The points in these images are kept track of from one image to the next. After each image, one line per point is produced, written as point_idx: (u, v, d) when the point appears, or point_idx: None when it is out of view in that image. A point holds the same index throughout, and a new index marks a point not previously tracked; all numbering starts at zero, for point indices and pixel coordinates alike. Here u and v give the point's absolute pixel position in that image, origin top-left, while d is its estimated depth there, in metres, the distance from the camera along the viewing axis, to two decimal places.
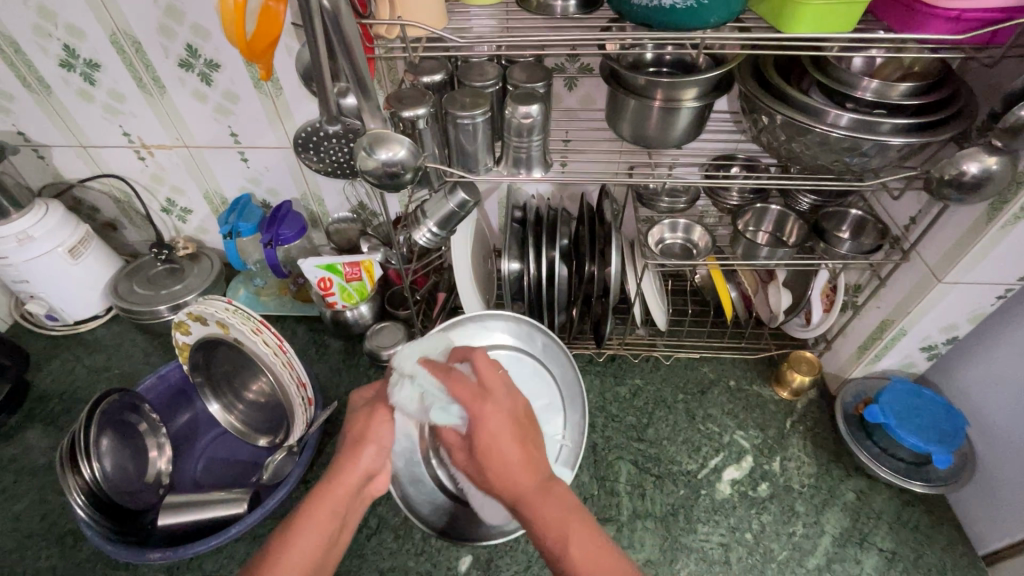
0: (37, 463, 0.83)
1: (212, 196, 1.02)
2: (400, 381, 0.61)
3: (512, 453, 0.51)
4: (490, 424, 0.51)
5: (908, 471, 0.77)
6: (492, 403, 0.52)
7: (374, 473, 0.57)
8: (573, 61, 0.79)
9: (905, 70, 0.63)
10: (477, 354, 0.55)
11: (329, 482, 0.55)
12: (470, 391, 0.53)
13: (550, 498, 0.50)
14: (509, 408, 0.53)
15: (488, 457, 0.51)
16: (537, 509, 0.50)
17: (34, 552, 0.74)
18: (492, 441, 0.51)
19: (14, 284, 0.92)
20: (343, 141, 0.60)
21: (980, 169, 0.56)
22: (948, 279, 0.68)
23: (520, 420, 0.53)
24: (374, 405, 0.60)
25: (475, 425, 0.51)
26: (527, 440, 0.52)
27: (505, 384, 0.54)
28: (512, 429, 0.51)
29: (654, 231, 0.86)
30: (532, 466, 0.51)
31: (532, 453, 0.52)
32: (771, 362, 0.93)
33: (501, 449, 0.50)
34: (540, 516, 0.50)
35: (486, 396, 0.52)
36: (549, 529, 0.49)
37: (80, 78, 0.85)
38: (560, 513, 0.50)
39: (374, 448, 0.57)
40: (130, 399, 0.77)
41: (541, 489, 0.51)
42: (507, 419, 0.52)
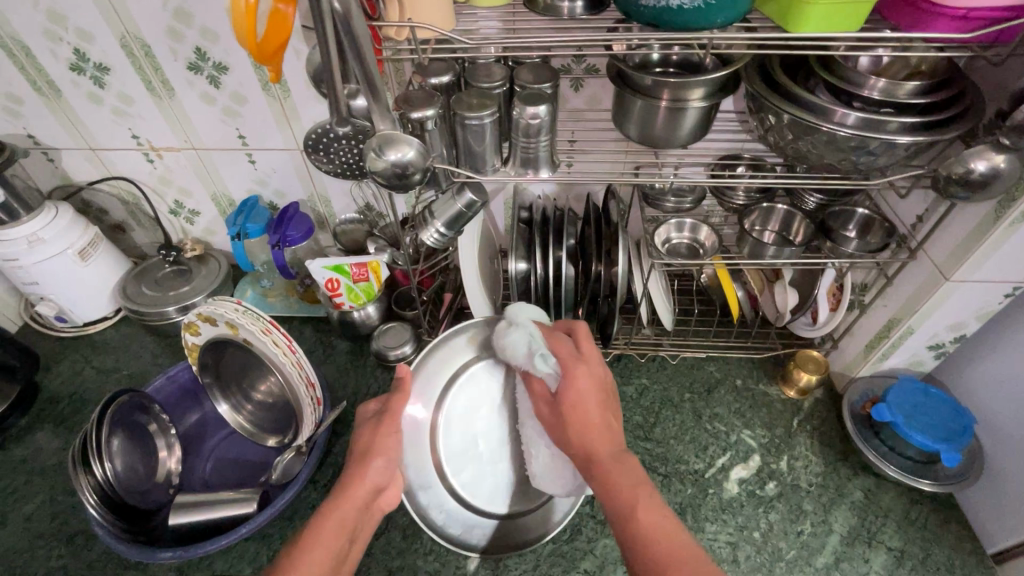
0: (48, 464, 0.84)
1: (220, 198, 1.02)
2: (404, 392, 0.63)
3: (595, 414, 0.58)
4: (580, 378, 0.59)
5: (916, 470, 0.76)
6: (584, 366, 0.61)
7: (382, 485, 0.59)
8: (579, 62, 0.80)
9: (911, 69, 0.63)
10: (581, 328, 0.65)
11: (341, 494, 0.57)
12: (569, 354, 0.62)
13: (623, 461, 0.55)
14: (598, 379, 0.60)
15: (574, 405, 0.58)
16: (609, 469, 0.54)
17: (45, 552, 0.74)
18: (581, 393, 0.59)
19: (24, 286, 0.93)
20: (354, 142, 0.61)
21: (988, 167, 0.56)
22: (955, 277, 0.68)
23: (605, 393, 0.60)
24: (380, 417, 0.62)
25: (567, 381, 0.60)
26: (608, 410, 0.59)
27: (599, 357, 0.63)
28: (599, 395, 0.59)
29: (660, 230, 0.86)
30: (609, 432, 0.57)
31: (611, 423, 0.58)
32: (777, 361, 0.93)
33: (587, 406, 0.58)
34: (613, 474, 0.54)
35: (582, 360, 0.61)
36: (619, 484, 0.53)
37: (90, 81, 0.85)
38: (630, 476, 0.53)
39: (381, 460, 0.59)
40: (140, 399, 0.77)
41: (614, 454, 0.55)
42: (596, 385, 0.60)
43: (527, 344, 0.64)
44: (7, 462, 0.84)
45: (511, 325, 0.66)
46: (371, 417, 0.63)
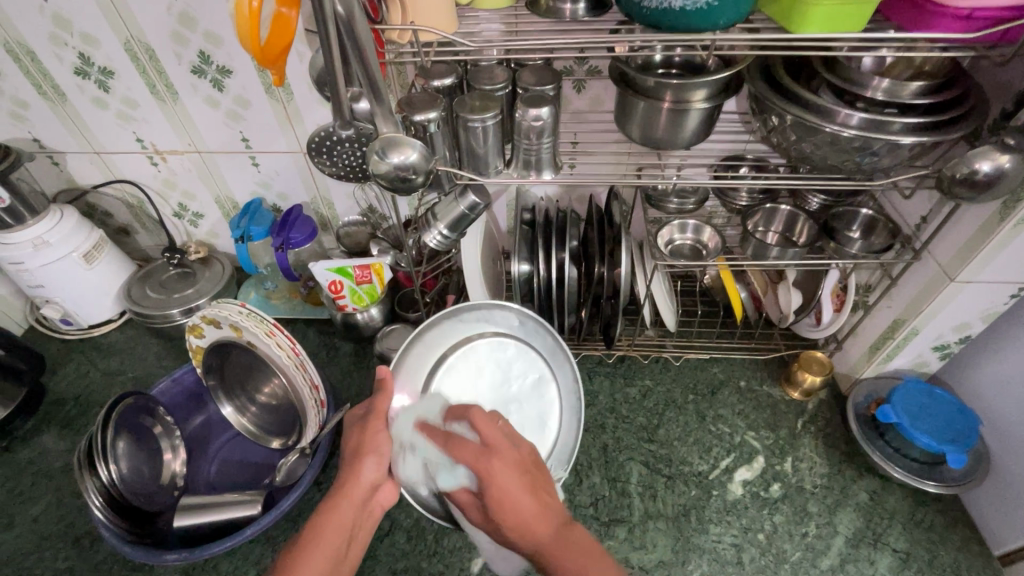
0: (54, 466, 0.84)
1: (223, 201, 1.03)
2: (387, 391, 0.62)
3: (528, 504, 0.52)
4: (500, 478, 0.52)
5: (921, 472, 0.76)
6: (499, 460, 0.53)
7: (377, 483, 0.59)
8: (582, 64, 0.80)
9: (915, 69, 0.62)
10: (475, 412, 0.57)
11: (337, 496, 0.57)
12: (475, 453, 0.54)
13: (571, 544, 0.51)
14: (517, 460, 0.54)
15: (504, 510, 0.51)
16: (562, 559, 0.51)
17: (52, 554, 0.75)
18: (506, 494, 0.52)
19: (30, 289, 0.94)
20: (356, 145, 0.61)
21: (992, 168, 0.56)
22: (960, 278, 0.68)
23: (531, 468, 0.55)
24: (368, 416, 0.61)
25: (488, 485, 0.52)
26: (540, 488, 0.54)
27: (506, 437, 0.56)
28: (524, 481, 0.53)
29: (664, 232, 0.86)
30: (548, 514, 0.52)
31: (546, 501, 0.53)
32: (781, 362, 0.93)
33: (517, 503, 0.52)
34: (565, 563, 0.51)
35: (492, 452, 0.54)
36: (575, 575, 0.50)
37: (94, 85, 0.86)
38: (583, 557, 0.51)
39: (374, 459, 0.59)
40: (145, 402, 0.78)
41: (559, 537, 0.52)
42: (516, 470, 0.53)
43: (423, 465, 0.59)
44: (14, 464, 0.84)
45: (403, 447, 0.61)
46: (358, 416, 0.63)
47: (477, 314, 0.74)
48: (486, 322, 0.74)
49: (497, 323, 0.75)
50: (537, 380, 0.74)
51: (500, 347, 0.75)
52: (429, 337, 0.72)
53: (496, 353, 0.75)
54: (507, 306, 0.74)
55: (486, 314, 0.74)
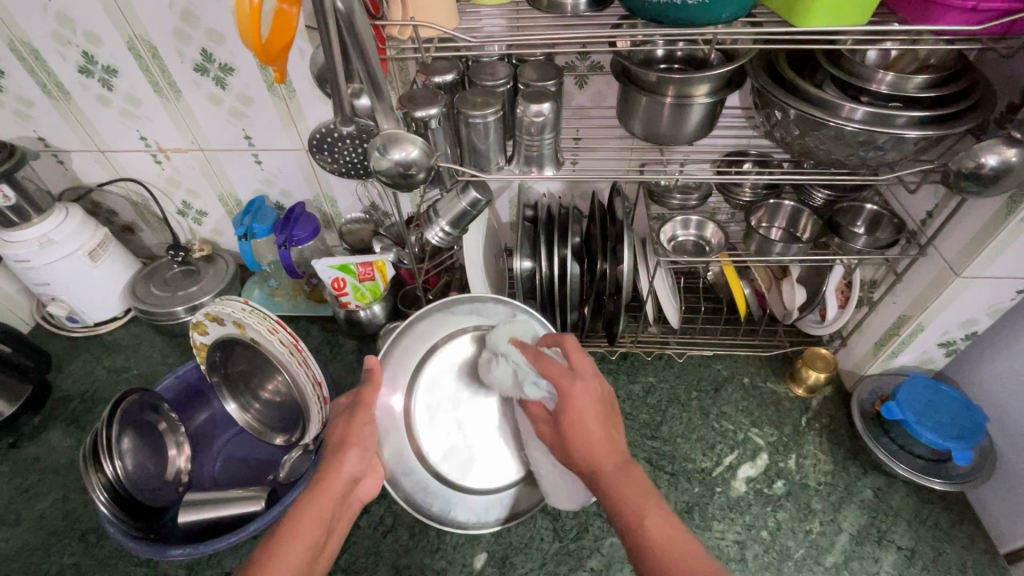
0: (60, 462, 0.85)
1: (227, 199, 1.03)
2: (375, 383, 0.62)
3: (598, 429, 0.53)
4: (579, 397, 0.54)
5: (927, 469, 0.76)
6: (581, 381, 0.55)
7: (358, 475, 0.60)
8: (584, 59, 0.79)
9: (921, 62, 0.62)
10: (570, 339, 0.58)
11: (318, 487, 0.58)
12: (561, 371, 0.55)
13: (630, 475, 0.52)
14: (595, 388, 0.55)
15: (575, 428, 0.53)
16: (620, 488, 0.51)
17: (58, 549, 0.75)
18: (581, 415, 0.53)
19: (36, 287, 0.94)
20: (358, 142, 0.61)
21: (999, 162, 0.55)
22: (966, 273, 0.67)
23: (605, 402, 0.55)
24: (354, 406, 0.62)
25: (566, 402, 0.54)
26: (610, 419, 0.55)
27: (591, 365, 0.57)
28: (599, 409, 0.54)
29: (666, 228, 0.85)
30: (612, 445, 0.53)
31: (613, 433, 0.54)
32: (785, 358, 0.92)
33: (588, 425, 0.53)
34: (621, 493, 0.51)
35: (575, 374, 0.55)
36: (625, 500, 0.50)
37: (98, 83, 0.86)
38: (638, 491, 0.51)
39: (357, 451, 0.59)
40: (150, 398, 0.78)
41: (619, 467, 0.52)
42: (596, 399, 0.55)
43: (512, 373, 0.59)
44: (20, 461, 0.85)
45: (494, 354, 0.61)
46: (346, 406, 0.63)
47: (467, 307, 0.71)
48: (477, 315, 0.70)
49: (490, 315, 0.71)
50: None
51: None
52: (418, 329, 0.68)
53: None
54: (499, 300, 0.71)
55: (477, 307, 0.71)
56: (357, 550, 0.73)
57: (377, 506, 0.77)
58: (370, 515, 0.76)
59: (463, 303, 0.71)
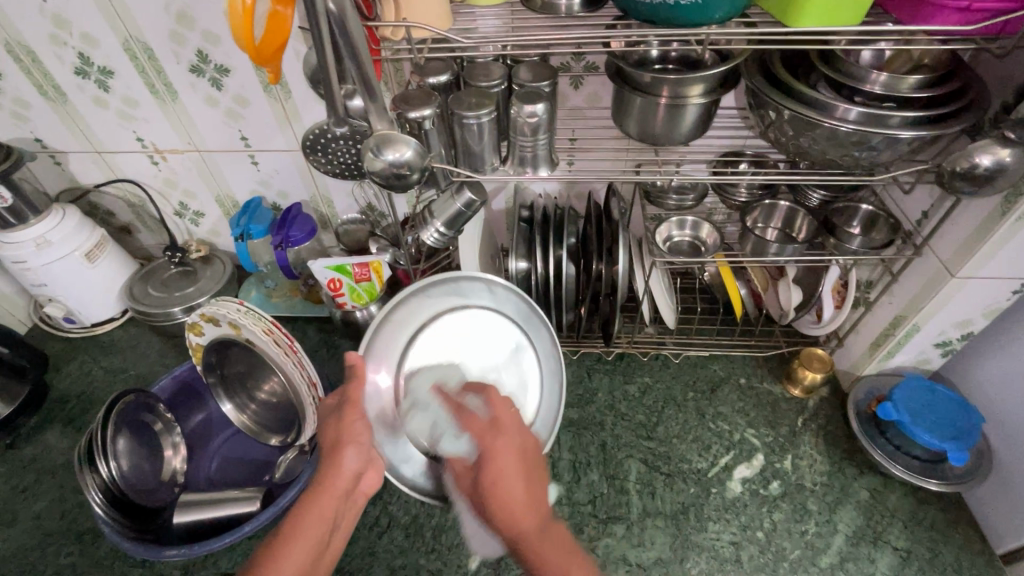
0: (57, 462, 0.85)
1: (224, 199, 1.03)
2: (359, 378, 0.61)
3: (517, 489, 0.54)
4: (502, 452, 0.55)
5: (922, 469, 0.75)
6: (503, 439, 0.56)
7: (359, 471, 0.60)
8: (579, 59, 0.79)
9: (915, 62, 0.62)
10: (494, 393, 0.61)
11: (319, 488, 0.58)
12: (484, 426, 0.58)
13: (550, 539, 0.52)
14: (519, 445, 0.57)
15: (497, 489, 0.53)
16: (540, 552, 0.51)
17: (55, 550, 0.75)
18: (503, 474, 0.54)
19: (33, 288, 0.94)
20: (351, 143, 0.61)
21: (993, 162, 0.55)
22: (961, 273, 0.67)
23: (527, 459, 0.56)
24: (344, 404, 0.61)
25: (487, 458, 0.55)
26: (531, 478, 0.55)
27: (516, 421, 0.59)
28: (522, 466, 0.55)
29: (662, 229, 0.86)
30: (534, 505, 0.53)
31: (534, 494, 0.54)
32: (781, 359, 0.92)
33: (507, 485, 0.53)
34: (544, 558, 0.51)
35: (498, 428, 0.57)
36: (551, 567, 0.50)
37: (95, 85, 0.86)
38: (562, 556, 0.51)
39: (355, 448, 0.59)
40: (146, 399, 0.78)
41: (540, 528, 0.52)
42: (517, 455, 0.56)
43: (433, 424, 0.65)
44: (17, 461, 0.85)
45: (415, 405, 0.66)
46: (337, 403, 0.63)
47: (443, 288, 0.71)
48: (455, 297, 0.72)
49: (467, 295, 0.72)
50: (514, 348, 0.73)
51: (472, 321, 0.72)
52: (397, 317, 0.69)
53: (467, 326, 0.72)
54: (476, 277, 0.72)
55: (455, 287, 0.72)
56: (352, 551, 0.73)
57: (373, 506, 0.77)
58: (366, 516, 0.76)
59: (437, 286, 0.71)
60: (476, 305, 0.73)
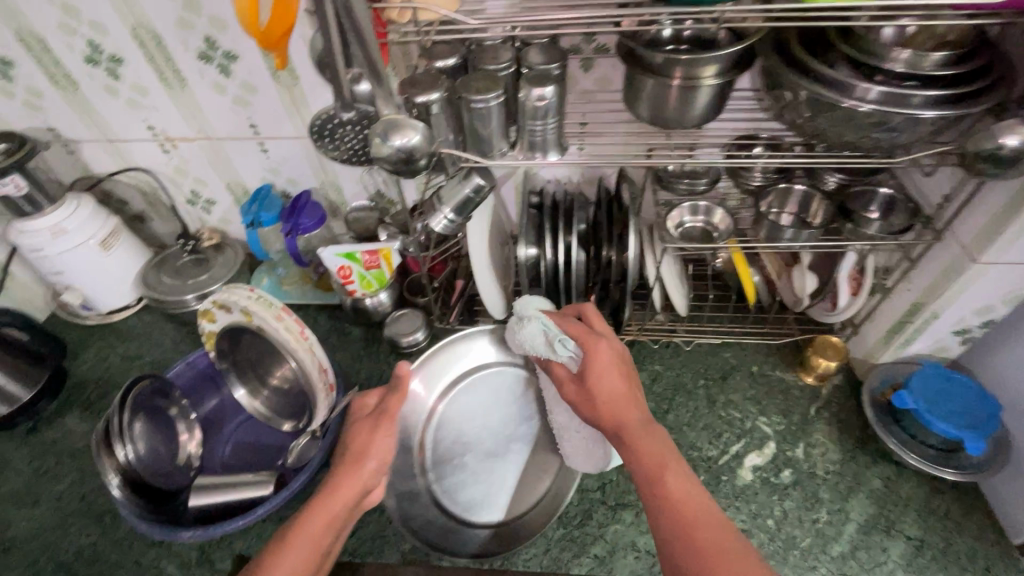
0: (76, 446, 0.87)
1: (234, 187, 1.03)
2: (401, 390, 0.65)
3: (620, 385, 0.61)
4: (602, 353, 0.63)
5: (939, 460, 0.74)
6: (605, 341, 0.64)
7: (370, 487, 0.61)
8: (589, 41, 0.78)
9: (938, 39, 0.59)
10: (590, 310, 0.71)
11: (330, 489, 0.58)
12: (585, 332, 0.65)
13: (652, 431, 0.57)
14: (617, 351, 0.64)
15: (599, 382, 0.61)
16: (639, 438, 0.56)
17: (76, 530, 0.77)
18: (604, 368, 0.62)
19: (50, 275, 0.96)
20: (359, 127, 0.61)
21: (1020, 143, 0.53)
22: (982, 259, 0.66)
23: (624, 365, 0.64)
24: (377, 419, 0.64)
25: (589, 357, 0.63)
26: (629, 379, 0.62)
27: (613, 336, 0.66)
28: (618, 367, 0.63)
29: (674, 215, 0.83)
30: (635, 404, 0.60)
31: (633, 393, 0.61)
32: (795, 347, 0.91)
33: (612, 379, 0.61)
34: (643, 442, 0.56)
35: (600, 336, 0.65)
36: (649, 453, 0.54)
37: (105, 73, 0.87)
38: (661, 448, 0.55)
39: (375, 463, 0.60)
40: (161, 385, 0.80)
41: (643, 424, 0.58)
42: (616, 358, 0.63)
43: (543, 334, 0.68)
44: (38, 445, 0.87)
45: (524, 318, 0.71)
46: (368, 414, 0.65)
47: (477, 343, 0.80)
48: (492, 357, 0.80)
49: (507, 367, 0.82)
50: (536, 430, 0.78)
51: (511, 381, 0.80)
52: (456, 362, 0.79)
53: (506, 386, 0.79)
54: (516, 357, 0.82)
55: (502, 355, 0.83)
56: (363, 534, 0.74)
57: None
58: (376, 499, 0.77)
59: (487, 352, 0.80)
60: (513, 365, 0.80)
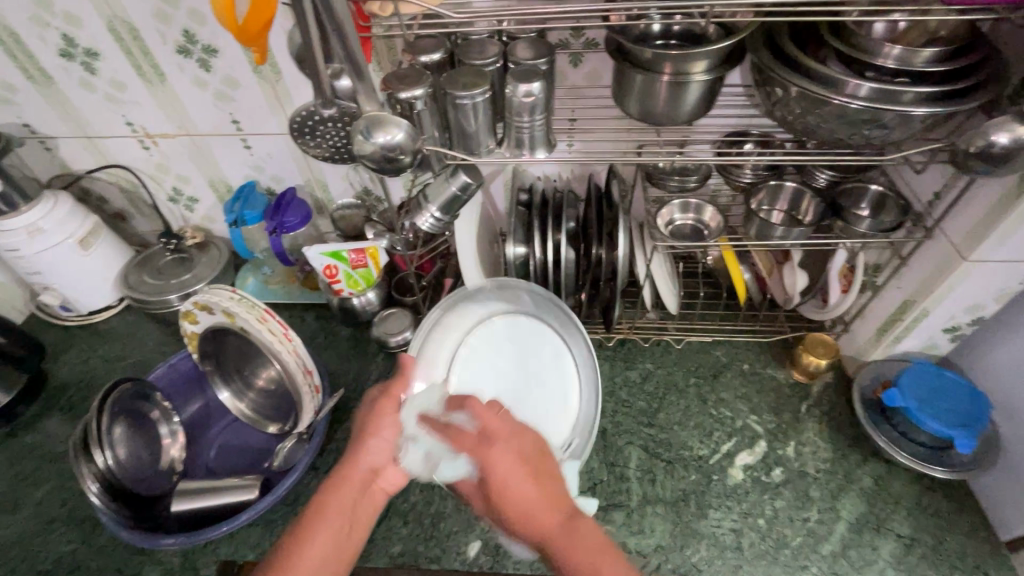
0: (56, 450, 0.85)
1: (217, 184, 1.01)
2: (405, 375, 0.64)
3: (528, 491, 0.52)
4: (495, 463, 0.52)
5: (930, 457, 0.74)
6: (496, 444, 0.54)
7: (379, 465, 0.61)
8: (577, 36, 0.76)
9: (930, 36, 0.58)
10: (473, 400, 0.57)
11: (338, 477, 0.59)
12: (473, 440, 0.55)
13: (577, 535, 0.50)
14: (514, 445, 0.54)
15: (504, 498, 0.52)
16: (567, 549, 0.49)
17: (56, 537, 0.76)
18: (501, 480, 0.52)
19: (27, 276, 0.93)
20: (340, 125, 0.59)
21: (1010, 140, 0.53)
22: (973, 257, 0.65)
23: (526, 458, 0.54)
24: (376, 399, 0.63)
25: (484, 471, 0.53)
26: (538, 473, 0.53)
27: (507, 423, 0.56)
28: (522, 468, 0.53)
29: (664, 212, 0.83)
30: (552, 505, 0.52)
31: (547, 491, 0.52)
32: (786, 345, 0.90)
33: (517, 488, 0.52)
34: (571, 553, 0.49)
35: (489, 438, 0.54)
36: (579, 566, 0.48)
37: (80, 67, 0.84)
38: (592, 549, 0.49)
39: (376, 439, 0.61)
40: (142, 387, 0.78)
41: (564, 526, 0.51)
42: (516, 456, 0.53)
43: (426, 456, 0.61)
44: (17, 450, 0.85)
45: (407, 440, 0.62)
46: (373, 396, 0.64)
47: (469, 303, 0.79)
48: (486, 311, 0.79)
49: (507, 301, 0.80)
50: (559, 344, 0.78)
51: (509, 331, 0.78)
52: (444, 323, 0.78)
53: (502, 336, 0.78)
54: (525, 286, 0.78)
55: (496, 295, 0.80)
56: None
57: None
58: None
59: (485, 292, 0.80)
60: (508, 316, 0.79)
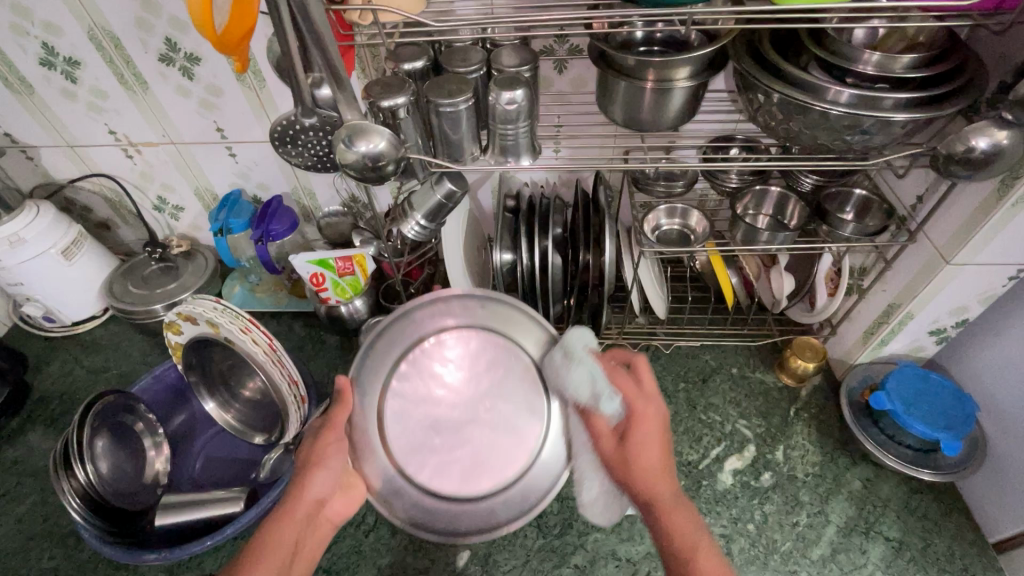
0: (39, 464, 0.84)
1: (203, 193, 1.00)
2: (344, 401, 0.61)
3: (657, 455, 0.58)
4: (648, 416, 0.59)
5: (917, 460, 0.75)
6: (653, 406, 0.60)
7: (324, 496, 0.60)
8: (562, 42, 0.76)
9: (909, 41, 0.58)
10: (643, 360, 0.63)
11: (285, 510, 0.58)
12: (634, 392, 0.60)
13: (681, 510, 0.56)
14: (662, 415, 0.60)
15: (641, 451, 0.58)
16: (673, 518, 0.55)
17: (38, 554, 0.74)
18: (649, 434, 0.58)
19: (9, 287, 0.92)
20: (321, 134, 0.59)
21: (990, 145, 0.53)
22: (955, 261, 0.66)
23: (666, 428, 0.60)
24: (322, 427, 0.61)
25: (636, 417, 0.59)
26: (669, 447, 0.59)
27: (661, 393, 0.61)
28: (662, 438, 0.59)
29: (650, 218, 0.84)
30: (670, 477, 0.58)
31: (670, 464, 0.58)
32: (774, 348, 0.91)
33: (655, 450, 0.58)
34: (673, 522, 0.55)
35: (646, 396, 0.60)
36: (679, 528, 0.54)
37: (62, 77, 0.83)
38: (690, 523, 0.55)
39: (322, 471, 0.59)
40: (125, 400, 0.77)
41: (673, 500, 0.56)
42: (662, 425, 0.59)
43: (589, 383, 0.62)
44: None
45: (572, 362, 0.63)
46: (316, 426, 0.62)
47: (433, 308, 0.67)
48: (456, 315, 0.67)
49: (463, 311, 0.67)
50: (519, 350, 0.67)
51: (475, 340, 0.67)
52: (379, 351, 0.65)
53: (465, 347, 0.67)
54: (479, 294, 0.67)
55: (444, 307, 0.67)
56: (338, 550, 0.72)
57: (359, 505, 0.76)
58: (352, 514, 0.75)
59: (428, 305, 0.67)
60: (477, 322, 0.67)
